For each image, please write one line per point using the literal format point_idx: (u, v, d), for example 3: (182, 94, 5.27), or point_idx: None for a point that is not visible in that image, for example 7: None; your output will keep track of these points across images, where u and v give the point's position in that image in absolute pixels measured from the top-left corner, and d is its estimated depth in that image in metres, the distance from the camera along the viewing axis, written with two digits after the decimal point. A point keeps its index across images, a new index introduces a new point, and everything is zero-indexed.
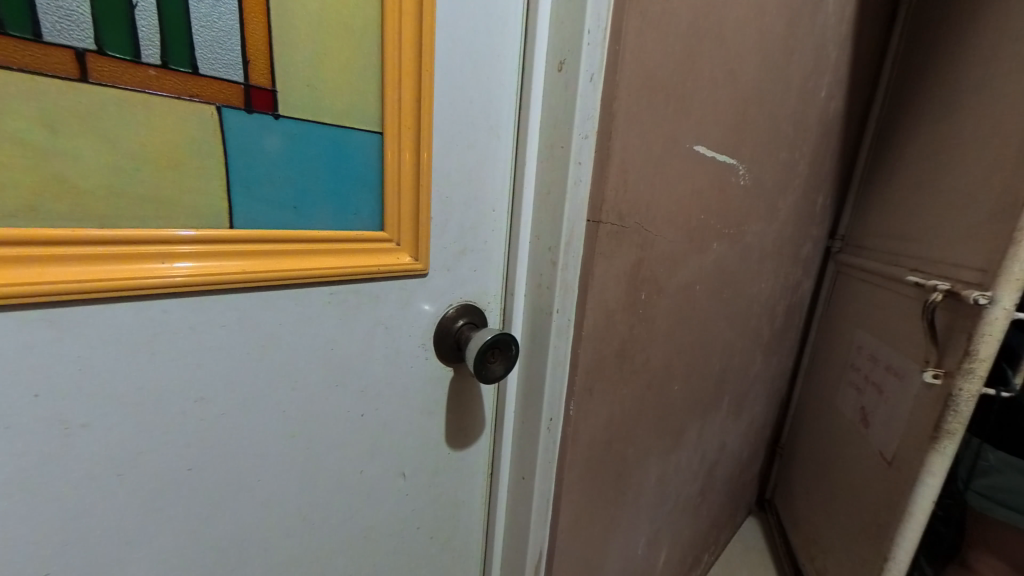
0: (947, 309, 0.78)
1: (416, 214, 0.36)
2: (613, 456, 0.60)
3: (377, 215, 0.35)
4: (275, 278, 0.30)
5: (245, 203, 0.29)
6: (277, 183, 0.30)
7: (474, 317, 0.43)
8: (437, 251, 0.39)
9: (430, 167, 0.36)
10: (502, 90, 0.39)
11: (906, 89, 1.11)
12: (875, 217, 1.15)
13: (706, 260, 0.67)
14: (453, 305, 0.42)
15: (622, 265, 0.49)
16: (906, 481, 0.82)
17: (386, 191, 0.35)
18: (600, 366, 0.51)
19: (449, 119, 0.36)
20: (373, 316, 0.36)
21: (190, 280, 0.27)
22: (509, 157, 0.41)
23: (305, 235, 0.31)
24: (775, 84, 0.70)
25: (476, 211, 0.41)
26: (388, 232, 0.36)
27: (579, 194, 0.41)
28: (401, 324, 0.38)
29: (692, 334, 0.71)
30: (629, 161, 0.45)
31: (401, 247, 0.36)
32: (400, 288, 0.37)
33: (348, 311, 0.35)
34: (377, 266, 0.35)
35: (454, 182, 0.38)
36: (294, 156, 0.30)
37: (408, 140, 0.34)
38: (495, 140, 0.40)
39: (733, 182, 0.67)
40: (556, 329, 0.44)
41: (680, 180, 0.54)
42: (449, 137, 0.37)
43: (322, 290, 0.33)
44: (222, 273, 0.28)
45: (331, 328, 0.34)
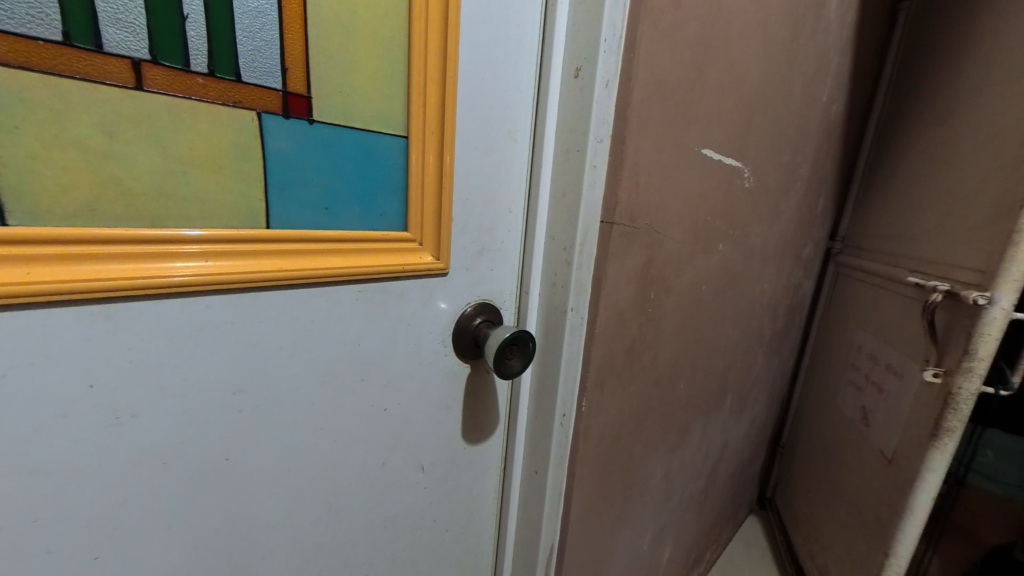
0: (947, 308, 0.79)
1: (438, 216, 0.38)
2: (622, 452, 0.62)
3: (401, 216, 0.37)
4: (308, 276, 0.31)
5: (281, 203, 0.30)
6: (311, 186, 0.31)
7: (491, 316, 0.44)
8: (457, 250, 0.40)
9: (452, 170, 0.37)
10: (519, 96, 0.41)
11: (905, 93, 1.13)
12: (875, 219, 1.17)
13: (712, 261, 0.69)
14: (471, 304, 0.43)
15: (633, 265, 0.50)
16: (906, 478, 0.83)
17: (410, 193, 0.36)
18: (610, 363, 0.52)
19: (470, 123, 0.38)
20: (398, 313, 0.38)
21: (203, 278, 0.27)
22: (525, 160, 0.43)
23: (336, 234, 0.33)
24: (778, 89, 0.72)
25: (494, 211, 0.42)
26: (411, 233, 0.37)
27: (593, 197, 0.43)
28: (423, 321, 0.40)
29: (698, 333, 0.72)
30: (640, 165, 0.46)
31: (423, 247, 0.38)
32: (423, 287, 0.39)
33: (374, 308, 0.36)
34: (400, 266, 0.36)
35: (474, 183, 0.40)
36: (327, 159, 0.32)
37: (431, 145, 0.36)
38: (512, 144, 0.42)
39: (738, 184, 0.68)
40: (570, 326, 0.45)
41: (688, 182, 0.56)
42: (469, 141, 0.38)
43: (351, 287, 0.34)
44: (259, 270, 0.29)
45: (359, 324, 0.35)
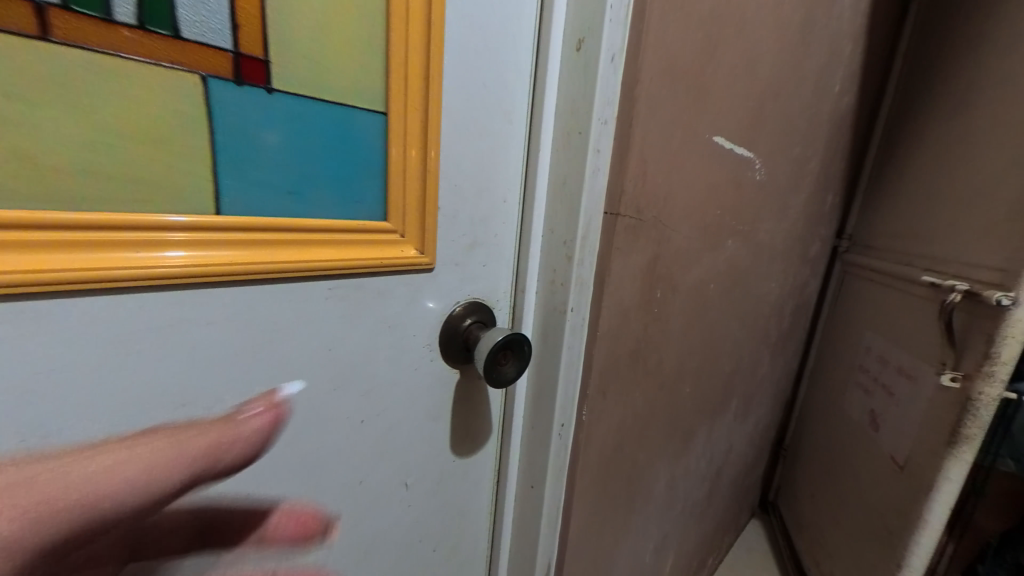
0: (964, 309, 0.75)
1: (423, 204, 0.33)
2: (624, 462, 0.58)
3: (380, 204, 0.33)
4: (278, 270, 0.27)
5: (238, 186, 0.26)
6: (271, 166, 0.27)
7: (483, 316, 0.40)
8: (445, 244, 0.36)
9: (439, 152, 0.33)
10: (515, 70, 0.36)
11: (917, 86, 1.09)
12: (885, 216, 1.13)
13: (720, 258, 0.65)
14: (460, 303, 0.39)
15: (639, 262, 0.46)
16: (920, 486, 0.79)
17: (391, 177, 0.32)
18: (614, 368, 0.48)
19: (459, 99, 0.34)
20: (377, 315, 0.34)
21: (189, 271, 0.24)
22: (521, 144, 0.39)
23: (306, 223, 0.29)
24: (791, 77, 0.68)
25: (487, 201, 0.38)
26: (392, 223, 0.33)
27: (597, 185, 0.39)
28: (407, 322, 0.36)
29: (704, 334, 0.68)
30: (648, 151, 0.42)
31: (405, 239, 0.34)
32: (406, 285, 0.35)
33: (350, 308, 0.32)
34: (380, 260, 0.32)
35: (464, 169, 0.35)
36: (294, 136, 0.28)
37: (415, 122, 0.32)
38: (507, 125, 0.37)
39: (748, 177, 0.64)
40: (570, 329, 0.41)
41: (697, 172, 0.52)
42: (459, 119, 0.34)
43: (321, 284, 0.30)
44: (224, 263, 0.25)
45: (332, 326, 0.31)
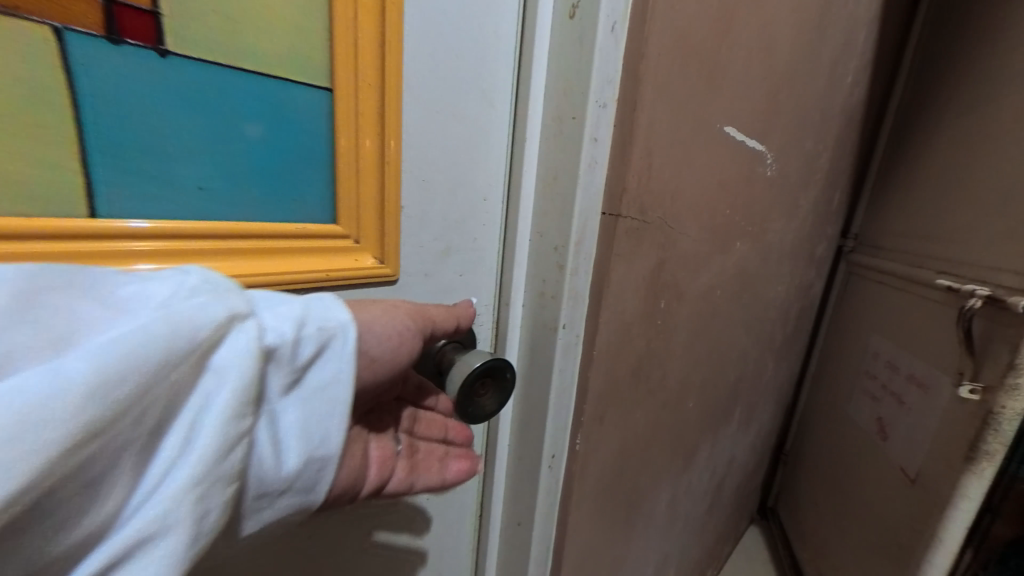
0: (985, 316, 0.71)
1: (383, 205, 0.28)
2: (624, 487, 0.52)
3: (328, 203, 0.27)
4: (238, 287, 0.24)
5: (126, 183, 0.21)
6: (170, 151, 0.22)
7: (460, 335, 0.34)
8: (411, 250, 0.31)
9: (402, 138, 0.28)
10: (498, 43, 0.31)
11: (931, 78, 1.04)
12: (895, 215, 1.08)
13: (729, 261, 0.59)
14: None
15: (642, 269, 0.40)
16: (933, 502, 0.76)
17: (340, 170, 0.27)
18: (613, 389, 0.42)
19: (427, 77, 0.28)
20: None
21: None
22: (506, 132, 0.33)
23: (225, 228, 0.24)
24: (808, 62, 0.62)
25: (464, 199, 0.32)
26: (344, 227, 0.28)
27: (594, 181, 0.33)
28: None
29: (711, 344, 0.63)
30: (654, 141, 0.36)
31: (361, 246, 0.28)
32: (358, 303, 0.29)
33: None
34: (326, 271, 0.27)
35: (433, 160, 0.30)
36: (203, 118, 0.22)
37: (369, 104, 0.26)
38: (488, 109, 0.32)
39: (760, 172, 0.59)
40: (563, 348, 0.36)
41: (708, 167, 0.46)
42: (426, 100, 0.28)
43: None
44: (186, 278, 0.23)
45: None
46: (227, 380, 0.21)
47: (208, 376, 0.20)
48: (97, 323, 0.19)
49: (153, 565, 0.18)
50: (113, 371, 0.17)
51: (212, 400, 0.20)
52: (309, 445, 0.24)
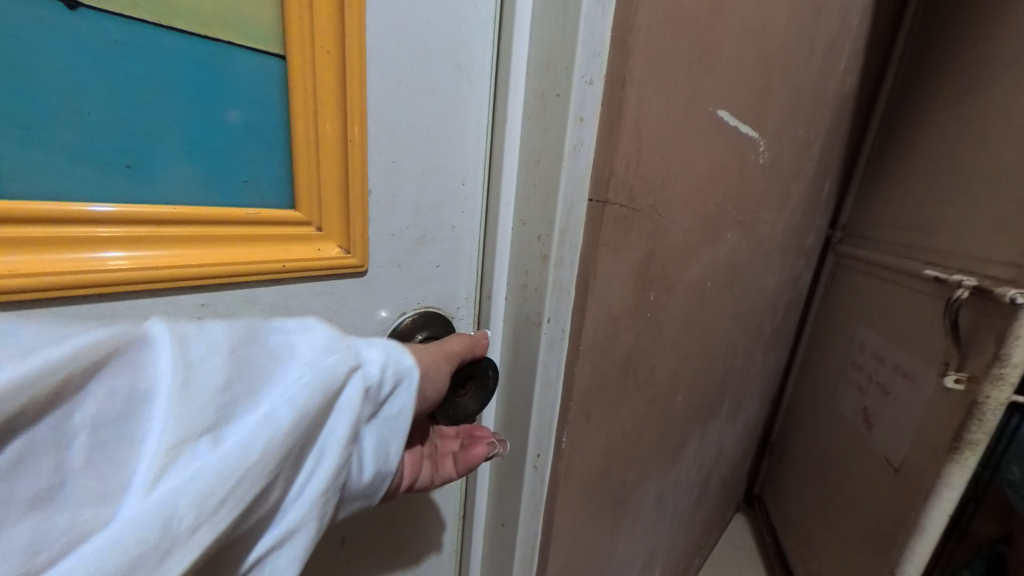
0: (972, 307, 0.71)
1: (346, 188, 0.27)
2: (612, 484, 0.51)
3: (286, 186, 0.26)
4: (198, 274, 0.24)
5: (51, 161, 0.20)
6: (96, 124, 0.20)
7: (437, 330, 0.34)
8: (382, 238, 0.30)
9: (365, 115, 0.26)
10: (472, 14, 0.29)
11: (921, 67, 1.03)
12: (884, 206, 1.08)
13: (720, 253, 0.58)
14: (410, 314, 0.33)
15: (631, 260, 0.38)
16: (918, 492, 0.76)
17: (296, 152, 0.26)
18: (601, 386, 0.40)
19: (395, 50, 0.26)
20: None
21: (140, 271, 0.22)
22: (485, 112, 0.32)
23: (172, 211, 0.23)
24: (802, 47, 0.60)
25: (438, 184, 0.31)
26: (305, 213, 0.27)
27: (581, 164, 0.31)
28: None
29: (701, 337, 0.62)
30: (644, 123, 0.33)
31: (323, 234, 0.27)
32: (324, 296, 0.29)
33: None
34: (286, 260, 0.26)
35: (403, 141, 0.29)
36: (141, 95, 0.21)
37: (328, 80, 0.25)
38: (463, 87, 0.30)
39: (752, 160, 0.57)
40: (547, 343, 0.34)
41: (699, 154, 0.44)
42: (392, 76, 0.27)
43: (187, 298, 0.24)
44: (145, 261, 0.22)
45: None
46: (346, 416, 0.25)
47: (333, 414, 0.24)
48: (269, 371, 0.23)
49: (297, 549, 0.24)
50: (296, 416, 0.22)
51: (336, 432, 0.25)
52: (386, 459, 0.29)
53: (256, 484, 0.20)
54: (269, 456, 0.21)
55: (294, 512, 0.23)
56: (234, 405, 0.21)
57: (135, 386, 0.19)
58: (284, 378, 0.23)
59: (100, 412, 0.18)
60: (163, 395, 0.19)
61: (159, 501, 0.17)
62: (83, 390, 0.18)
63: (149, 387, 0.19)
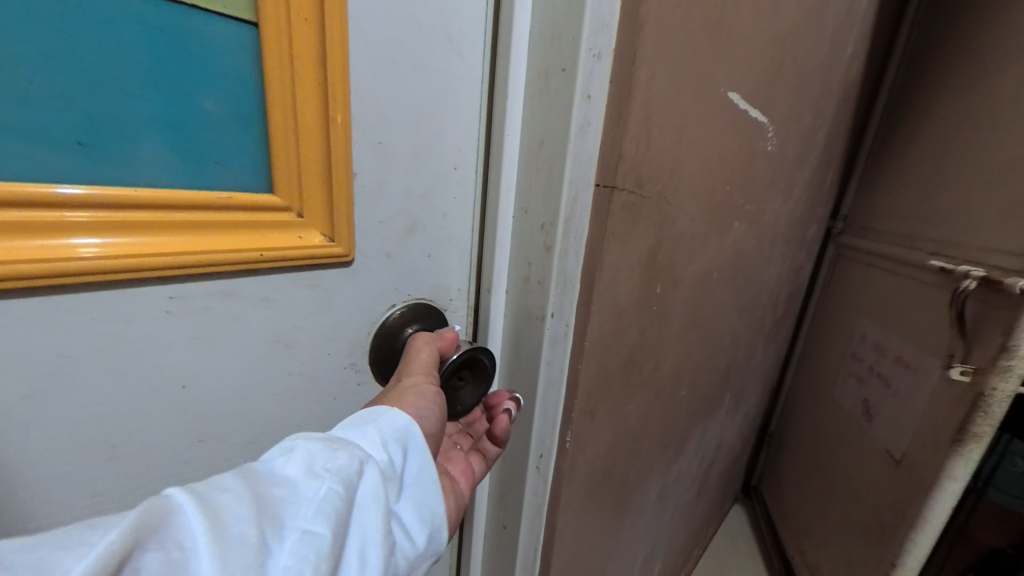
0: (978, 298, 0.69)
1: (330, 174, 0.25)
2: (615, 482, 0.50)
3: (262, 168, 0.24)
4: (169, 264, 0.22)
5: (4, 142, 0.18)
6: (52, 98, 0.18)
7: (430, 323, 0.33)
8: (368, 225, 0.28)
9: (349, 89, 0.24)
10: None
11: (926, 53, 1.01)
12: (886, 197, 1.07)
13: (726, 243, 0.56)
14: (400, 308, 0.32)
15: (638, 250, 0.36)
16: (920, 484, 0.76)
17: (273, 129, 0.24)
18: (605, 382, 0.39)
19: (382, 21, 0.24)
20: (266, 326, 0.27)
21: (110, 260, 0.20)
22: (478, 90, 0.30)
23: (147, 198, 0.21)
24: (812, 27, 0.58)
25: (429, 168, 0.29)
26: (285, 197, 0.25)
27: (588, 146, 0.29)
28: (307, 337, 0.29)
29: (705, 330, 0.60)
30: (653, 102, 0.31)
31: (306, 221, 0.26)
32: (309, 290, 0.27)
33: (210, 324, 0.25)
34: (267, 249, 0.24)
35: (391, 121, 0.27)
36: (101, 66, 0.19)
37: (309, 53, 0.23)
38: (454, 61, 0.28)
39: (760, 147, 0.55)
40: (550, 339, 0.32)
41: (708, 139, 0.42)
42: (381, 49, 0.25)
43: (154, 290, 0.22)
44: (118, 249, 0.20)
45: (181, 349, 0.24)
46: (376, 509, 0.23)
47: (366, 511, 0.23)
48: (289, 492, 0.21)
49: None
50: (332, 528, 0.20)
51: (376, 531, 0.23)
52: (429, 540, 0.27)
53: None
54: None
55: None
56: (268, 542, 0.19)
57: (153, 567, 0.16)
58: (307, 492, 0.21)
59: None
60: (193, 559, 0.17)
61: None
62: None
63: (183, 554, 0.17)
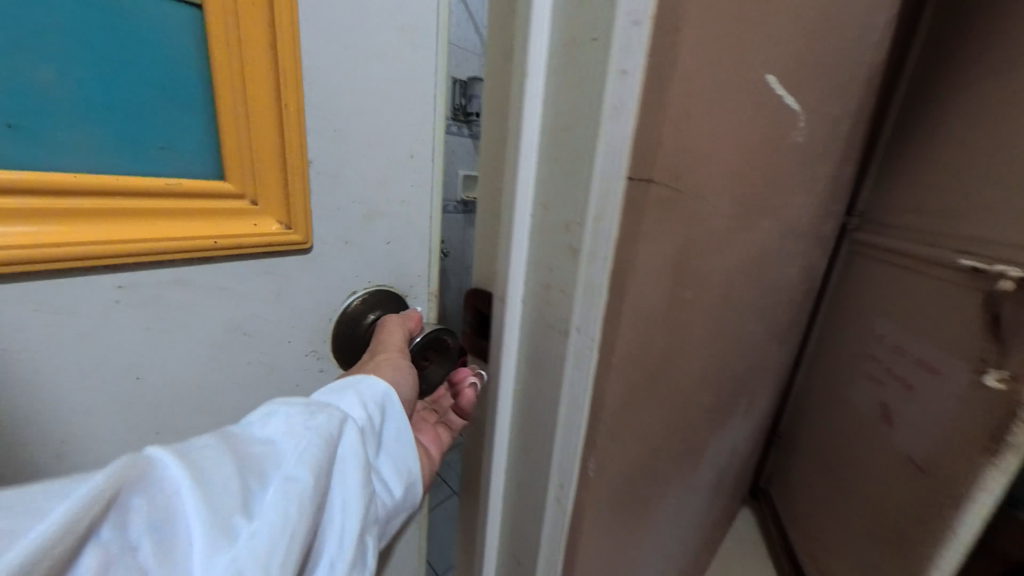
0: (1014, 300, 0.65)
1: (283, 162, 0.28)
2: (634, 501, 0.46)
3: (210, 154, 0.27)
4: (135, 249, 0.24)
5: None
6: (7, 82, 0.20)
7: (388, 310, 0.37)
8: (322, 215, 0.31)
9: (299, 82, 0.27)
10: None
11: (950, 40, 0.96)
12: (906, 191, 1.03)
13: (752, 242, 0.52)
14: (359, 295, 0.35)
15: (670, 253, 0.32)
16: (947, 494, 0.73)
17: (222, 116, 0.26)
18: (631, 399, 0.35)
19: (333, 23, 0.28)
20: (223, 313, 0.29)
21: (80, 245, 0.22)
22: (424, 90, 0.33)
23: (110, 185, 0.23)
24: (846, 7, 0.53)
25: (380, 161, 0.32)
26: (238, 186, 0.27)
27: (616, 130, 0.24)
28: (265, 323, 0.31)
29: (727, 334, 0.56)
30: (695, 81, 0.27)
31: (260, 209, 0.28)
32: (266, 277, 0.30)
33: (168, 311, 0.26)
34: (225, 234, 0.27)
35: (340, 114, 0.29)
36: (53, 53, 0.21)
37: (259, 49, 0.25)
38: (399, 60, 0.31)
39: (790, 138, 0.51)
40: (575, 355, 0.28)
41: (743, 126, 0.38)
42: (333, 53, 0.28)
43: (106, 278, 0.24)
44: (86, 235, 0.22)
45: (137, 336, 0.26)
46: (355, 462, 0.27)
47: (343, 462, 0.26)
48: (268, 447, 0.24)
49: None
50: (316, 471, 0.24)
51: (352, 476, 0.26)
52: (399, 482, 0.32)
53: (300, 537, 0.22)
54: (308, 507, 0.23)
55: (343, 567, 0.24)
56: (254, 487, 0.22)
57: (155, 497, 0.20)
58: (286, 445, 0.24)
59: (135, 528, 0.19)
60: (188, 494, 0.20)
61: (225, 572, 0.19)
62: (100, 532, 0.18)
63: (171, 496, 0.20)
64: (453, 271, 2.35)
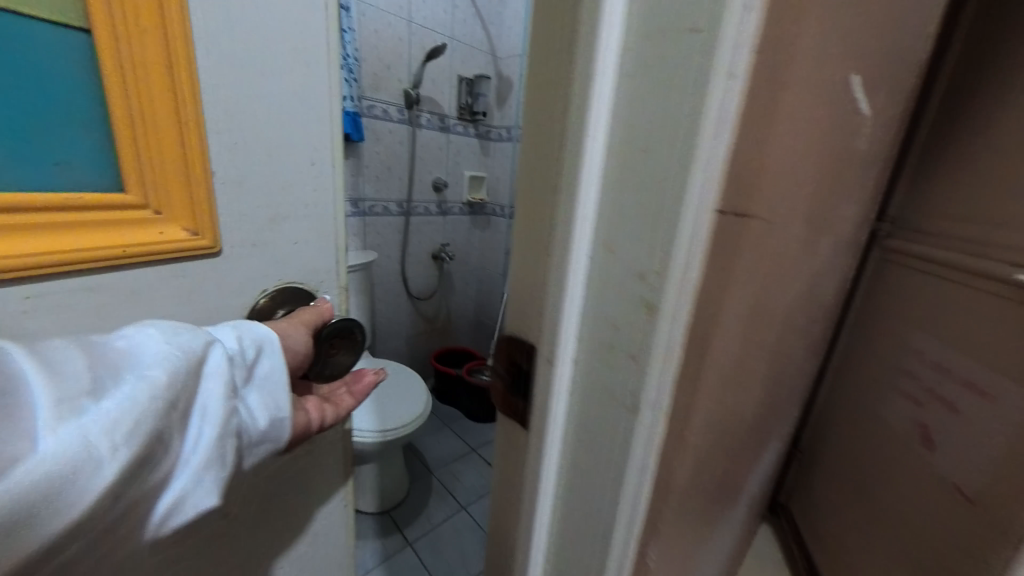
0: None
1: (186, 180, 0.37)
2: (680, 565, 0.40)
3: (110, 171, 0.35)
4: (69, 254, 0.32)
5: None
6: None
7: (295, 304, 0.48)
8: (231, 230, 0.41)
9: (199, 114, 0.36)
10: (301, 63, 0.41)
11: (997, 34, 0.89)
12: (947, 197, 0.96)
13: (811, 264, 0.45)
14: (270, 293, 0.46)
15: (749, 298, 0.26)
16: (1002, 532, 0.66)
17: (119, 137, 0.35)
18: (696, 471, 0.29)
19: (235, 77, 0.38)
20: (142, 309, 0.38)
21: (26, 256, 0.30)
22: (316, 131, 0.44)
23: (35, 202, 0.31)
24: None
25: (276, 182, 0.43)
26: (143, 200, 0.36)
27: (705, 148, 0.18)
28: (186, 314, 0.41)
29: (778, 366, 0.50)
30: (797, 86, 0.21)
31: (163, 218, 0.37)
32: (176, 277, 0.39)
33: (88, 308, 0.35)
34: (131, 240, 0.36)
35: (240, 142, 0.39)
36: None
37: (160, 91, 0.34)
38: (294, 108, 0.42)
39: (855, 146, 0.45)
40: (646, 444, 0.22)
41: (825, 136, 0.31)
42: (237, 100, 0.38)
43: (16, 289, 0.31)
44: (20, 240, 0.30)
45: (62, 327, 0.34)
46: (215, 376, 0.36)
47: (206, 375, 0.36)
48: (133, 351, 0.32)
49: (203, 472, 0.35)
50: (173, 373, 0.32)
51: (211, 389, 0.36)
52: (264, 412, 0.41)
53: (150, 416, 0.30)
54: (159, 396, 0.31)
55: (198, 450, 0.35)
56: (115, 375, 0.30)
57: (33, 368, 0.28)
58: (151, 350, 0.32)
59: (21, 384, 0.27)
60: (47, 375, 0.27)
61: (82, 426, 0.27)
62: None
63: (39, 368, 0.28)
64: (461, 275, 2.30)
